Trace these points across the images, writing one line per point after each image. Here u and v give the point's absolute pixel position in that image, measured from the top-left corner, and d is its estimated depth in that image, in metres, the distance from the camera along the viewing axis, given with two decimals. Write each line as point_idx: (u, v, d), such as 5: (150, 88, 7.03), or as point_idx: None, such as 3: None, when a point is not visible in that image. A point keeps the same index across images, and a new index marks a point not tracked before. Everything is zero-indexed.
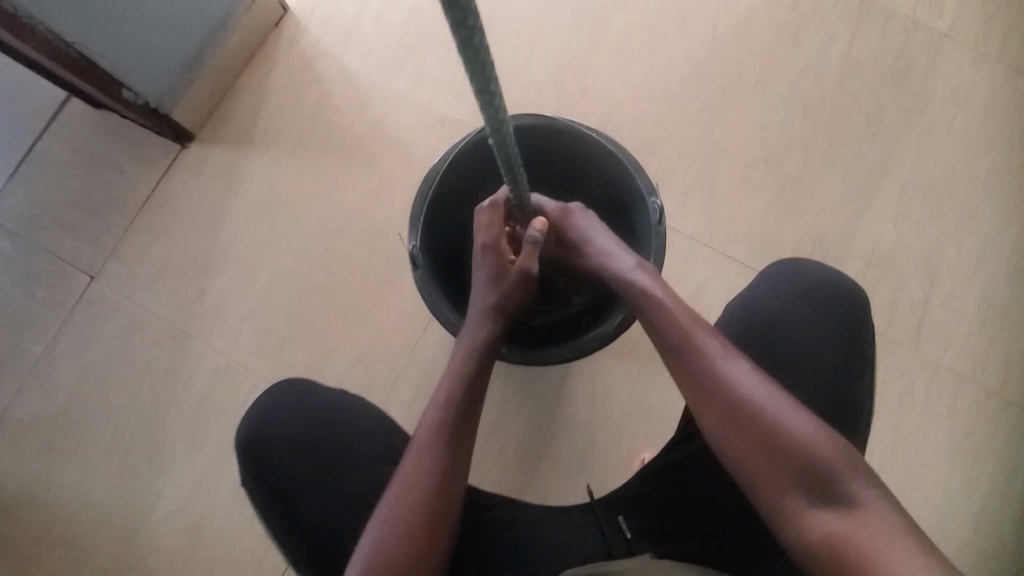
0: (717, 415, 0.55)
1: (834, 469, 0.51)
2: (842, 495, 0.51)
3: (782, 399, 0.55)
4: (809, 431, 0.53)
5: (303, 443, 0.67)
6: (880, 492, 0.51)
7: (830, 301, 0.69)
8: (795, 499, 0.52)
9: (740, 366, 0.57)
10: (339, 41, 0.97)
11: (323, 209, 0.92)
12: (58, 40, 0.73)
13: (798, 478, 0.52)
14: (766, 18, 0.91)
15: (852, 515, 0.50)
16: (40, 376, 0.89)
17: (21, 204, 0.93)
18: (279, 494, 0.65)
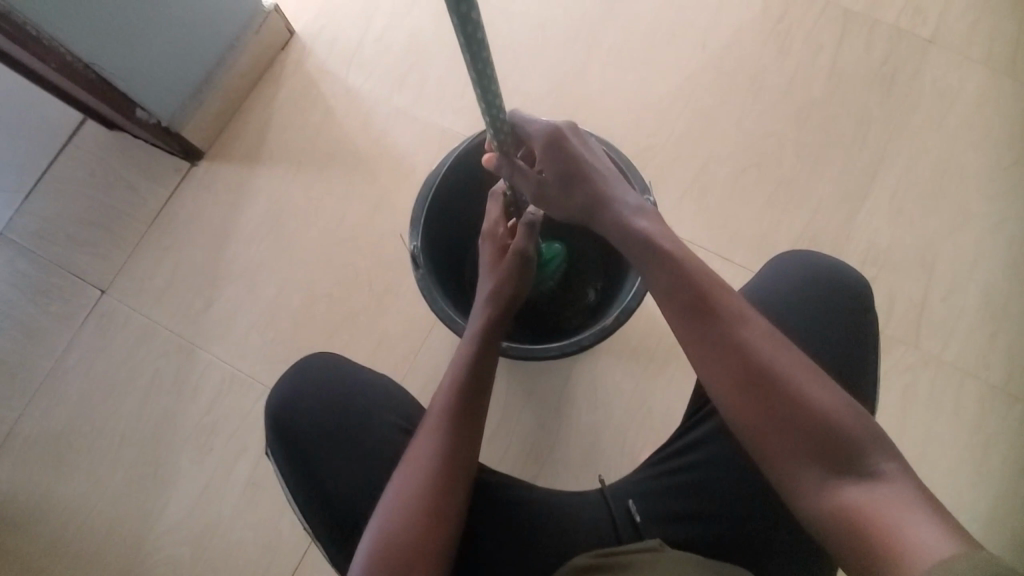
0: (729, 380, 0.50)
1: (856, 442, 0.47)
2: (863, 469, 0.46)
3: (799, 364, 0.50)
4: (831, 402, 0.48)
5: (324, 410, 0.68)
6: (902, 468, 0.46)
7: (847, 312, 0.61)
8: (811, 472, 0.47)
9: (754, 328, 0.51)
10: (342, 61, 1.00)
11: (325, 222, 0.95)
12: (77, 62, 0.77)
13: (818, 451, 0.47)
14: (756, 27, 0.92)
15: (873, 490, 0.45)
16: (54, 386, 0.92)
17: (35, 221, 0.97)
18: (298, 458, 0.66)
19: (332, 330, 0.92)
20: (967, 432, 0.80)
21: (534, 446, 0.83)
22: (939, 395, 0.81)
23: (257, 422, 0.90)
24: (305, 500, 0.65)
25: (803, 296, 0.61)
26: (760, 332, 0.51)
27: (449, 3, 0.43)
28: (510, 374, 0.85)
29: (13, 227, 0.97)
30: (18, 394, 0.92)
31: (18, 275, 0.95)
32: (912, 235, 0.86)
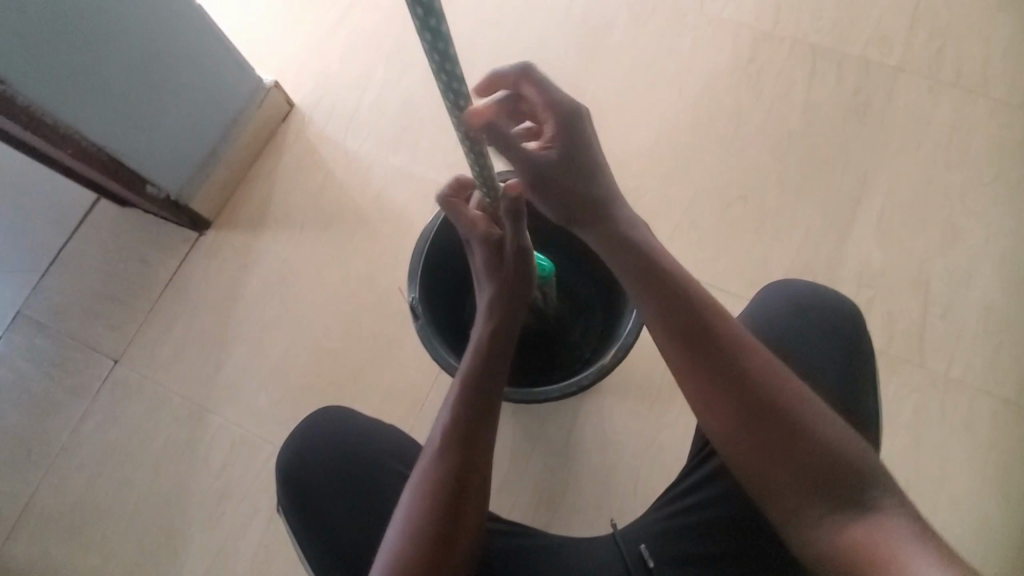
0: (734, 408, 0.51)
1: (858, 475, 0.47)
2: (867, 503, 0.46)
3: (804, 397, 0.50)
4: (834, 433, 0.49)
5: (333, 463, 0.68)
6: (902, 504, 0.46)
7: (839, 342, 0.62)
8: (814, 506, 0.47)
9: (761, 358, 0.52)
10: (340, 128, 1.06)
11: (329, 280, 0.98)
12: (91, 146, 0.82)
13: (821, 483, 0.47)
14: (728, 69, 0.97)
15: (876, 525, 0.45)
16: (67, 459, 0.94)
17: (51, 298, 1.01)
18: (309, 512, 0.67)
19: (339, 385, 0.93)
20: (982, 450, 0.79)
21: (544, 491, 0.82)
22: (951, 414, 0.80)
23: (268, 482, 0.90)
24: (317, 548, 0.66)
25: (792, 328, 0.62)
26: (761, 360, 0.52)
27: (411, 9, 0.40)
28: (515, 419, 0.85)
29: (30, 305, 1.01)
30: (33, 468, 0.94)
31: (34, 350, 0.99)
32: (903, 255, 0.87)
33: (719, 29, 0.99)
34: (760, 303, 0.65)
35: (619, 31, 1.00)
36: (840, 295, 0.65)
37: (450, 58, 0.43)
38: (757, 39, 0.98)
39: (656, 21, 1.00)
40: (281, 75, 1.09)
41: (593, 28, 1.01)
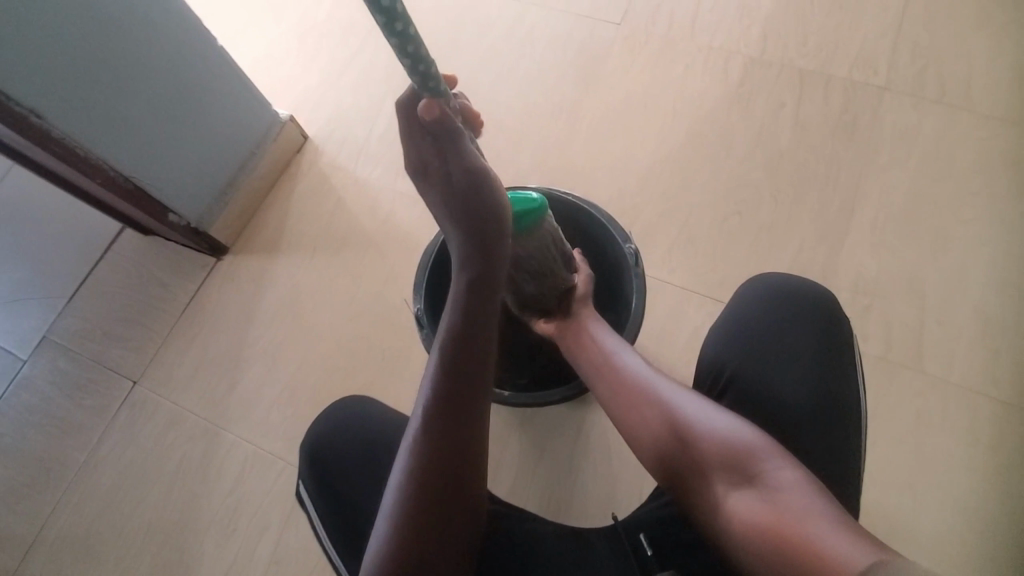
0: (640, 424, 0.61)
1: (753, 455, 0.54)
2: (764, 478, 0.52)
3: (698, 401, 0.59)
4: (730, 424, 0.56)
5: (348, 440, 0.71)
6: (799, 472, 0.52)
7: (819, 331, 0.63)
8: (720, 491, 0.54)
9: (658, 380, 0.63)
10: (350, 157, 1.11)
11: (339, 301, 1.02)
12: (119, 176, 0.88)
13: (725, 470, 0.54)
14: (719, 93, 1.02)
15: (773, 498, 0.51)
16: (85, 479, 0.96)
17: (75, 322, 1.05)
18: (326, 485, 0.69)
19: None
20: (985, 453, 0.79)
21: (550, 499, 0.83)
22: (952, 419, 0.81)
23: (279, 499, 0.91)
24: (331, 517, 0.68)
25: (770, 322, 0.65)
26: (659, 386, 0.63)
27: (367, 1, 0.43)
28: (520, 430, 0.87)
29: (55, 330, 1.05)
30: (52, 488, 0.96)
31: (57, 373, 1.02)
32: (896, 264, 0.89)
33: (708, 57, 1.04)
34: (740, 303, 0.68)
35: (613, 61, 1.06)
36: (820, 287, 0.67)
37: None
38: (745, 65, 1.03)
39: (649, 50, 1.06)
40: (296, 110, 1.16)
41: (588, 59, 1.06)
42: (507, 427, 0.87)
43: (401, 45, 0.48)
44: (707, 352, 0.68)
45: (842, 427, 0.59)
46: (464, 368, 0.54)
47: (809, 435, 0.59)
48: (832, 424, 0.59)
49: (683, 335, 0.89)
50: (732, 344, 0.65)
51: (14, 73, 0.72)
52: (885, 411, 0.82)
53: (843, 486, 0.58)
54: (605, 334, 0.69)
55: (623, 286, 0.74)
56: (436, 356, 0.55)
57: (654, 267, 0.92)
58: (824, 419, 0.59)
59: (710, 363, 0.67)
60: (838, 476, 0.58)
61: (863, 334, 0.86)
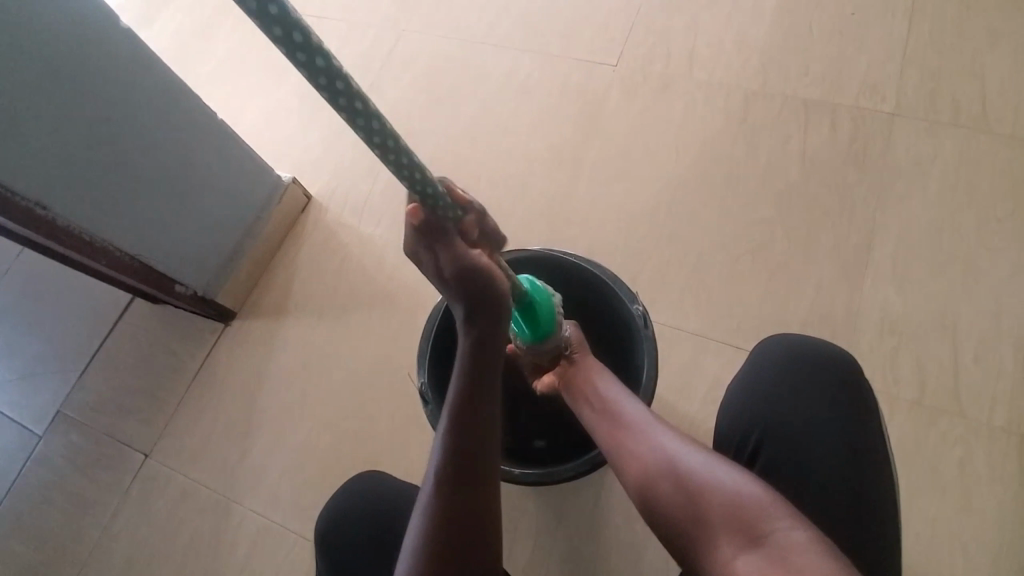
0: (640, 470, 0.56)
1: (759, 512, 0.49)
2: (771, 538, 0.47)
3: (705, 451, 0.55)
4: (736, 479, 0.51)
5: (366, 516, 0.70)
6: (810, 534, 0.47)
7: (836, 397, 0.60)
8: (723, 548, 0.49)
9: (663, 428, 0.59)
10: (354, 214, 1.11)
11: (348, 363, 1.00)
12: (124, 254, 0.88)
13: (727, 527, 0.49)
14: (722, 129, 0.99)
15: (781, 560, 0.46)
16: (98, 556, 0.95)
17: (88, 395, 1.05)
18: (337, 558, 0.69)
19: (361, 469, 0.93)
20: None
21: (571, 569, 0.79)
22: (1001, 467, 0.75)
23: None
24: None
25: (788, 387, 0.62)
26: (655, 434, 0.58)
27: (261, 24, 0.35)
28: (536, 496, 0.83)
29: (70, 404, 1.05)
30: (66, 568, 0.95)
31: (71, 448, 1.02)
32: (923, 299, 0.84)
33: (709, 93, 1.02)
34: (752, 369, 0.65)
35: (612, 103, 1.05)
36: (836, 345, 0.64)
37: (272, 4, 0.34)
38: (747, 99, 1.01)
39: (648, 90, 1.04)
40: (299, 171, 1.16)
41: (588, 102, 1.06)
42: (523, 491, 0.84)
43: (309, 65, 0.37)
44: (723, 423, 0.65)
45: (872, 502, 0.55)
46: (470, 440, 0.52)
47: (835, 515, 0.56)
48: (859, 501, 0.56)
49: (701, 385, 0.85)
50: (745, 415, 0.63)
51: (14, 166, 0.73)
52: (926, 459, 0.76)
53: (882, 567, 0.54)
54: (604, 380, 0.66)
55: (634, 350, 0.71)
56: (443, 428, 0.53)
57: (667, 314, 0.89)
58: (850, 496, 0.56)
59: (727, 435, 0.64)
60: (873, 554, 0.54)
61: (893, 375, 0.81)
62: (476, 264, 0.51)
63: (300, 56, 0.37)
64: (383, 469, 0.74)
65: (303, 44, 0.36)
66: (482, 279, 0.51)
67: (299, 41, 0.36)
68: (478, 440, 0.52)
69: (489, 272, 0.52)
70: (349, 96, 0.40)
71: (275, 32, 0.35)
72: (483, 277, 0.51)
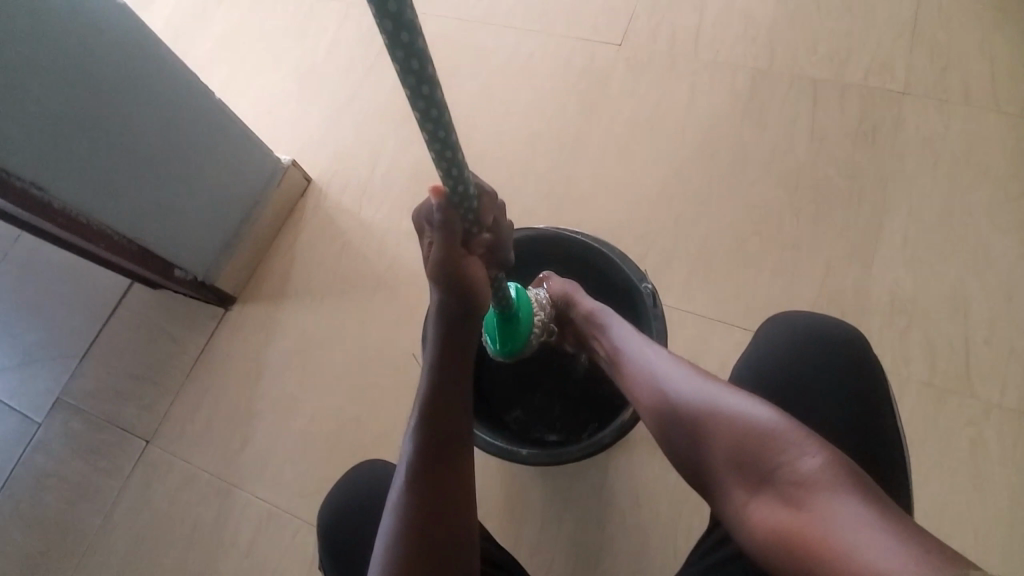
0: (651, 417, 0.55)
1: (766, 445, 0.45)
2: (780, 472, 0.44)
3: (708, 386, 0.52)
4: (739, 410, 0.48)
5: (368, 503, 0.69)
6: (826, 461, 0.43)
7: (844, 375, 0.59)
8: (736, 488, 0.47)
9: (665, 370, 0.56)
10: (354, 197, 1.09)
11: (350, 348, 0.99)
12: (121, 238, 0.86)
13: (736, 467, 0.47)
14: (729, 109, 0.98)
15: (794, 496, 0.43)
16: (100, 543, 0.94)
17: (87, 382, 1.04)
18: (342, 544, 0.69)
19: (365, 454, 0.92)
20: None
21: (578, 551, 0.78)
22: (1011, 448, 0.74)
23: (297, 562, 0.88)
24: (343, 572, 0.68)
25: (800, 362, 0.61)
26: (660, 373, 0.56)
27: None
28: (542, 479, 0.82)
29: (69, 391, 1.04)
30: (68, 555, 0.94)
31: (71, 435, 1.01)
32: (933, 280, 0.84)
33: (715, 71, 1.01)
34: (757, 349, 0.63)
35: (616, 83, 1.03)
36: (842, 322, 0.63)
37: None
38: (754, 78, 0.99)
39: (653, 70, 1.02)
40: (298, 154, 1.14)
41: (592, 83, 1.04)
42: (529, 474, 0.83)
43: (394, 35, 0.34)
44: None
45: (886, 479, 0.56)
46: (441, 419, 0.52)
47: None
48: (874, 482, 0.55)
49: (708, 367, 0.84)
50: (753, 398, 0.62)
51: (20, 150, 0.71)
52: (934, 440, 0.76)
53: None
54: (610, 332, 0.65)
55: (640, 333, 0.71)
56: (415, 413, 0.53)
57: (673, 296, 0.88)
58: (864, 472, 0.56)
59: None
60: None
61: (902, 356, 0.80)
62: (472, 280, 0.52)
63: (403, 35, 0.34)
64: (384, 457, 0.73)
65: (408, 22, 0.34)
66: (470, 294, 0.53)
67: (407, 20, 0.34)
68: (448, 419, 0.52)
69: (478, 290, 0.53)
70: (426, 84, 0.38)
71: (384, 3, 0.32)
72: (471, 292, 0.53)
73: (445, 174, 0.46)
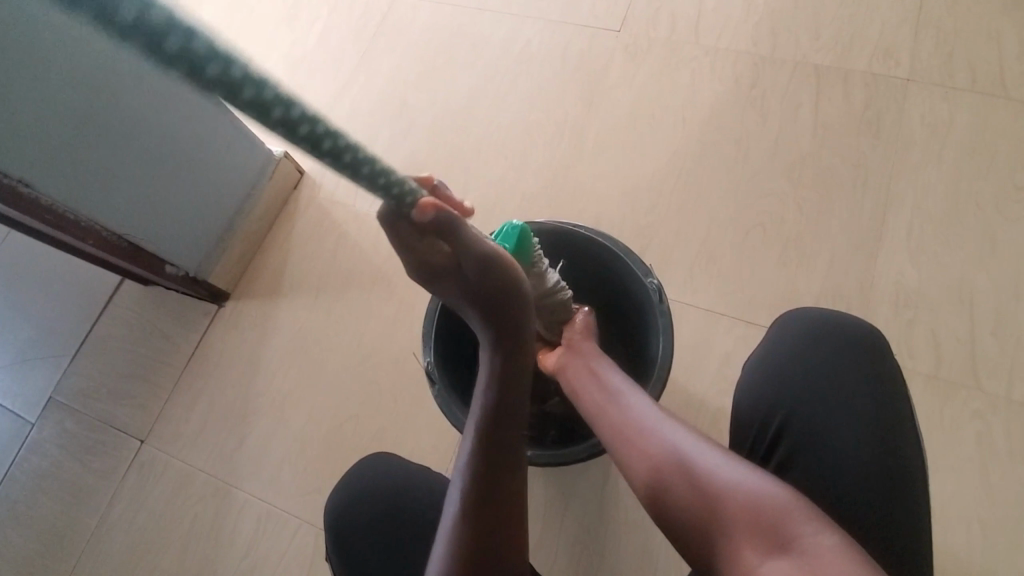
0: (654, 471, 0.53)
1: (785, 516, 0.46)
2: (799, 542, 0.45)
3: (721, 450, 0.52)
4: (756, 479, 0.49)
5: (370, 501, 0.68)
6: (841, 541, 0.45)
7: (855, 373, 0.59)
8: (748, 553, 0.46)
9: (673, 426, 0.55)
10: (349, 190, 1.07)
11: (347, 344, 0.97)
12: (112, 235, 0.85)
13: (751, 532, 0.46)
14: (731, 98, 0.96)
15: (811, 567, 0.43)
16: (97, 545, 0.93)
17: (79, 382, 1.02)
18: (344, 542, 0.68)
19: (364, 452, 0.91)
20: None
21: (582, 549, 0.78)
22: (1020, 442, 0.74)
23: (297, 562, 0.87)
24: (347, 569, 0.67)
25: (809, 359, 0.60)
26: (664, 429, 0.55)
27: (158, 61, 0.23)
28: (544, 476, 0.81)
29: (61, 390, 1.02)
30: (64, 557, 0.93)
31: (64, 435, 0.99)
32: (938, 271, 0.82)
33: (716, 59, 0.98)
34: (768, 347, 0.64)
35: (616, 71, 1.00)
36: (856, 320, 0.62)
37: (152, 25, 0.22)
38: (756, 65, 0.97)
39: (653, 57, 1.00)
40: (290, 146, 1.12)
41: (591, 71, 1.01)
42: (531, 472, 0.82)
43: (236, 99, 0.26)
44: (740, 403, 0.63)
45: (902, 477, 0.54)
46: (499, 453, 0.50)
47: (863, 495, 0.54)
48: (890, 479, 0.54)
49: (711, 361, 0.83)
50: (760, 396, 0.61)
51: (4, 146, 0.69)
52: (940, 434, 0.75)
53: (912, 538, 0.53)
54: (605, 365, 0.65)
55: (646, 328, 0.70)
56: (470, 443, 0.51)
57: (675, 289, 0.87)
58: (880, 469, 0.54)
59: (745, 417, 0.62)
60: (903, 534, 0.53)
61: (908, 349, 0.79)
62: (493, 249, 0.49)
63: (247, 90, 0.26)
64: (387, 451, 0.71)
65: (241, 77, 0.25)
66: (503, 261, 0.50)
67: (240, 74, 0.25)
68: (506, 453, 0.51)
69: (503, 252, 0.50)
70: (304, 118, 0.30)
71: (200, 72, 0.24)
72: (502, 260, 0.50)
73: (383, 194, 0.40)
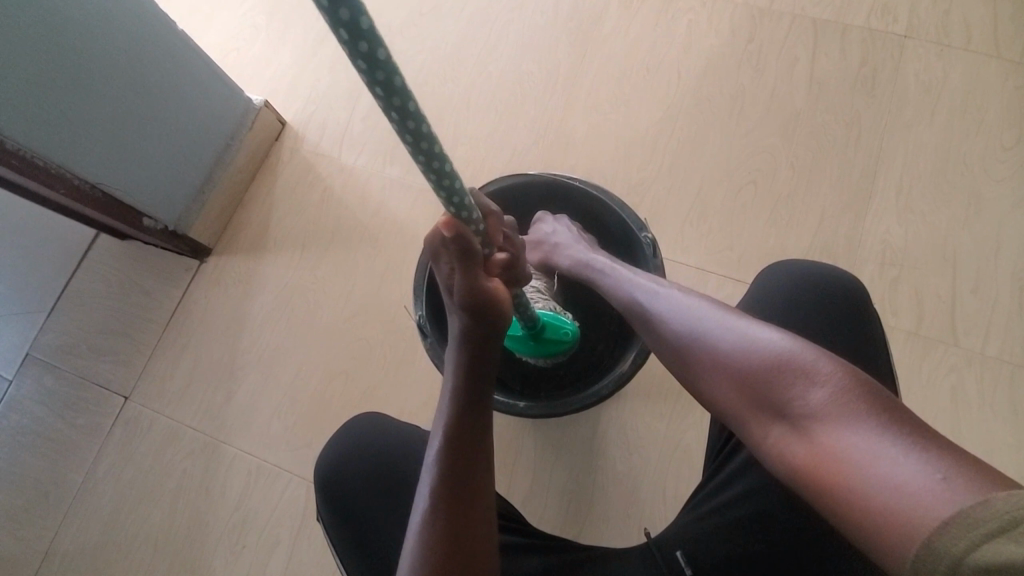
0: (668, 361, 0.53)
1: (775, 381, 0.43)
2: (792, 407, 0.42)
3: (715, 324, 0.49)
4: (747, 347, 0.46)
5: (366, 454, 0.69)
6: (839, 387, 0.41)
7: (841, 320, 0.60)
8: (752, 427, 0.45)
9: (673, 310, 0.54)
10: (333, 142, 1.03)
11: (335, 300, 0.96)
12: (85, 183, 0.80)
13: (750, 405, 0.45)
14: (727, 52, 0.94)
15: (806, 430, 0.41)
16: (85, 499, 0.93)
17: (58, 338, 1.00)
18: (340, 499, 0.67)
19: (353, 408, 0.91)
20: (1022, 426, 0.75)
21: (570, 499, 0.80)
22: (991, 395, 0.77)
23: (287, 514, 0.88)
24: (341, 528, 0.66)
25: (799, 307, 0.61)
26: (665, 315, 0.54)
27: (349, 49, 0.31)
28: (534, 429, 0.83)
29: (39, 346, 1.00)
30: (52, 512, 0.93)
31: (44, 392, 0.97)
32: (924, 230, 0.84)
33: (714, 11, 0.96)
34: (758, 296, 0.64)
35: (611, 21, 0.97)
36: (845, 274, 0.63)
37: (368, 31, 0.30)
38: (754, 18, 0.94)
39: (649, 7, 0.97)
40: (270, 95, 1.07)
41: (585, 21, 0.98)
42: (521, 425, 0.83)
43: (388, 99, 0.34)
44: None
45: None
46: (474, 396, 0.48)
47: None
48: None
49: None
50: None
51: None
52: (917, 389, 0.77)
53: None
54: (614, 266, 0.64)
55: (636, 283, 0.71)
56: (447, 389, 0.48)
57: (666, 246, 0.87)
58: None
59: None
60: None
61: (890, 307, 0.81)
62: (500, 300, 0.46)
63: (360, 43, 0.30)
64: (379, 412, 0.73)
65: (399, 87, 0.34)
66: (501, 317, 0.46)
67: (398, 85, 0.34)
68: (481, 396, 0.48)
69: (508, 312, 0.47)
70: (409, 112, 0.35)
71: (373, 73, 0.32)
72: (501, 314, 0.46)
73: (446, 202, 0.44)
